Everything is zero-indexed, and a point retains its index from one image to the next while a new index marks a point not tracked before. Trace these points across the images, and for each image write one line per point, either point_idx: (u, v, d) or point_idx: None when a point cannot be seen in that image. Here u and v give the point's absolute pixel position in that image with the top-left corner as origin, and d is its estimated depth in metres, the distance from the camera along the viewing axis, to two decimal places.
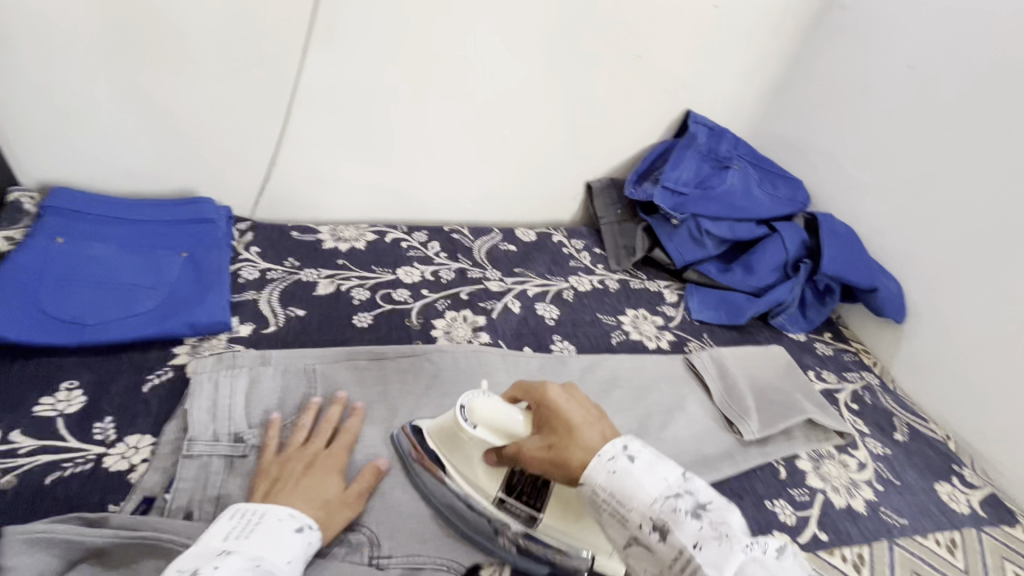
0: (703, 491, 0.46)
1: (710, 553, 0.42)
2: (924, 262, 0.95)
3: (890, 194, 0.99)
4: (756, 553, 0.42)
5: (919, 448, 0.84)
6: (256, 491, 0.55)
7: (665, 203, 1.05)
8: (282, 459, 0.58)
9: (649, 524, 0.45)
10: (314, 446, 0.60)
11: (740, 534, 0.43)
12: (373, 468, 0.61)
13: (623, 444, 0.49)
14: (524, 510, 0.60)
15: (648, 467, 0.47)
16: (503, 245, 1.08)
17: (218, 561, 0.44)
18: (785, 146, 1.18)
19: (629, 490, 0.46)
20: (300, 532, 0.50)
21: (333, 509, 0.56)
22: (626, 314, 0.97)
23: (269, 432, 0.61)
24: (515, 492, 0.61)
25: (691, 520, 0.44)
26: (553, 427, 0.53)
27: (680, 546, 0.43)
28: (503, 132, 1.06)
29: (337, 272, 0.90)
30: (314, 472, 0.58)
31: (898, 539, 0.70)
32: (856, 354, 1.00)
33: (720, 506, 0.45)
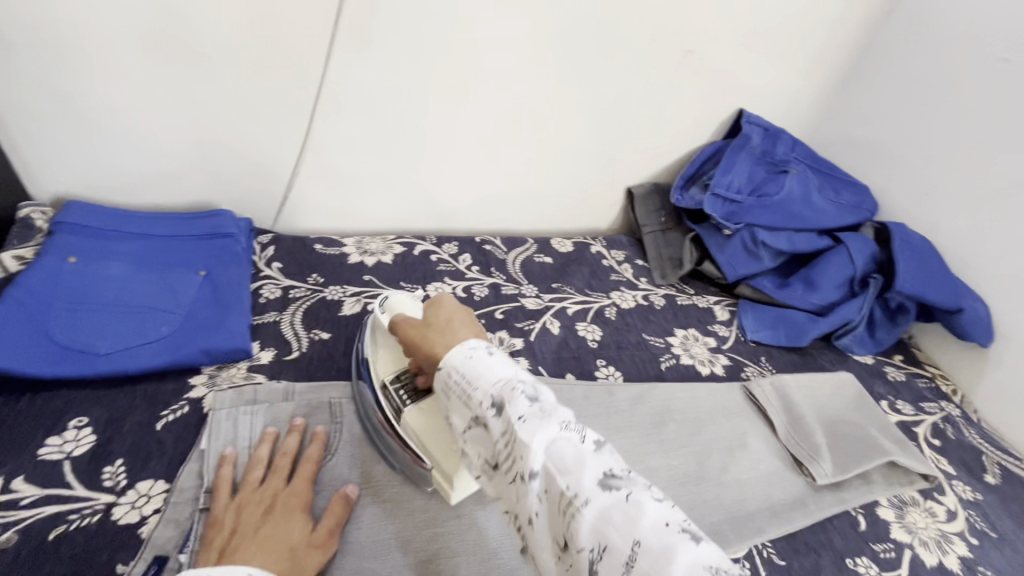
0: (546, 386, 0.45)
1: (531, 428, 0.40)
2: (1015, 279, 0.84)
3: (974, 202, 0.89)
4: (573, 435, 0.41)
5: (1014, 493, 0.74)
6: (209, 547, 0.47)
7: (716, 212, 0.96)
8: (236, 505, 0.51)
9: (488, 401, 0.44)
10: (274, 485, 0.53)
11: (564, 418, 0.42)
12: (340, 499, 0.54)
13: (487, 342, 0.49)
14: (396, 404, 0.58)
15: (502, 359, 0.46)
16: (539, 257, 1.00)
17: None
18: (847, 147, 1.08)
19: (476, 371, 0.45)
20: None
21: (302, 558, 0.49)
22: (674, 334, 0.89)
23: (222, 472, 0.54)
24: (399, 387, 0.59)
25: (526, 400, 0.42)
26: (435, 316, 0.55)
27: (508, 420, 0.42)
28: (539, 135, 0.98)
29: (363, 289, 0.84)
30: (275, 515, 0.51)
31: None
32: (932, 381, 0.91)
33: (556, 400, 0.44)
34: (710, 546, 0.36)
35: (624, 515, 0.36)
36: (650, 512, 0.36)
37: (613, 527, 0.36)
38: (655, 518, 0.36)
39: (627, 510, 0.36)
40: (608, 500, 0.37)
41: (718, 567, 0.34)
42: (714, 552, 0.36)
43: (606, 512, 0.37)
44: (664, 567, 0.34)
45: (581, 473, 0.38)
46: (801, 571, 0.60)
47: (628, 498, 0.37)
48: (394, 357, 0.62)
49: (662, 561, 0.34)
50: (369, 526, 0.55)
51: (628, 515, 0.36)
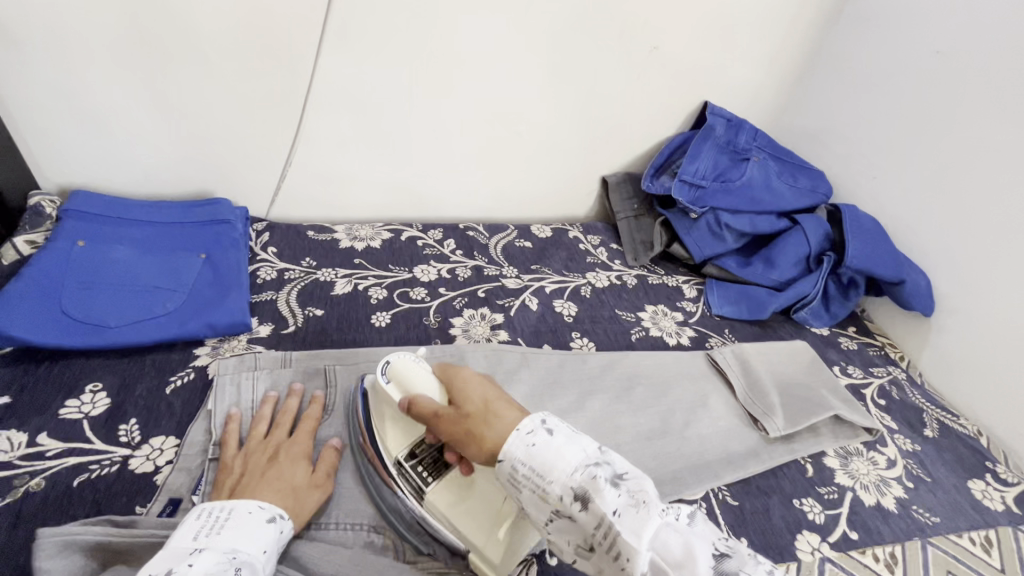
0: (621, 462, 0.46)
1: (631, 523, 0.42)
2: (953, 253, 0.92)
3: (917, 184, 0.97)
4: (671, 521, 0.43)
5: (950, 444, 0.81)
6: (221, 487, 0.53)
7: (683, 196, 1.03)
8: (244, 453, 0.57)
9: (569, 496, 0.44)
10: (276, 437, 0.59)
11: (656, 501, 0.43)
12: (332, 449, 0.60)
13: (538, 420, 0.49)
14: (416, 482, 0.56)
15: (568, 441, 0.46)
16: (519, 241, 1.07)
17: (190, 560, 0.42)
18: (806, 136, 1.16)
19: (547, 464, 0.45)
20: (274, 521, 0.49)
21: (304, 495, 0.55)
22: (645, 310, 0.96)
23: (229, 427, 0.59)
24: (415, 464, 0.57)
25: (612, 489, 0.43)
26: (469, 398, 0.53)
27: (601, 516, 0.42)
28: (517, 128, 1.04)
29: (354, 271, 0.90)
30: (279, 461, 0.57)
31: (931, 538, 0.68)
32: (881, 348, 0.98)
33: (636, 476, 0.45)
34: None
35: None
36: None
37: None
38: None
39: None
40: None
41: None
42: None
43: None
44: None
45: (694, 563, 0.40)
46: (752, 510, 0.67)
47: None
48: (403, 431, 0.59)
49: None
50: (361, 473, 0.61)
51: None
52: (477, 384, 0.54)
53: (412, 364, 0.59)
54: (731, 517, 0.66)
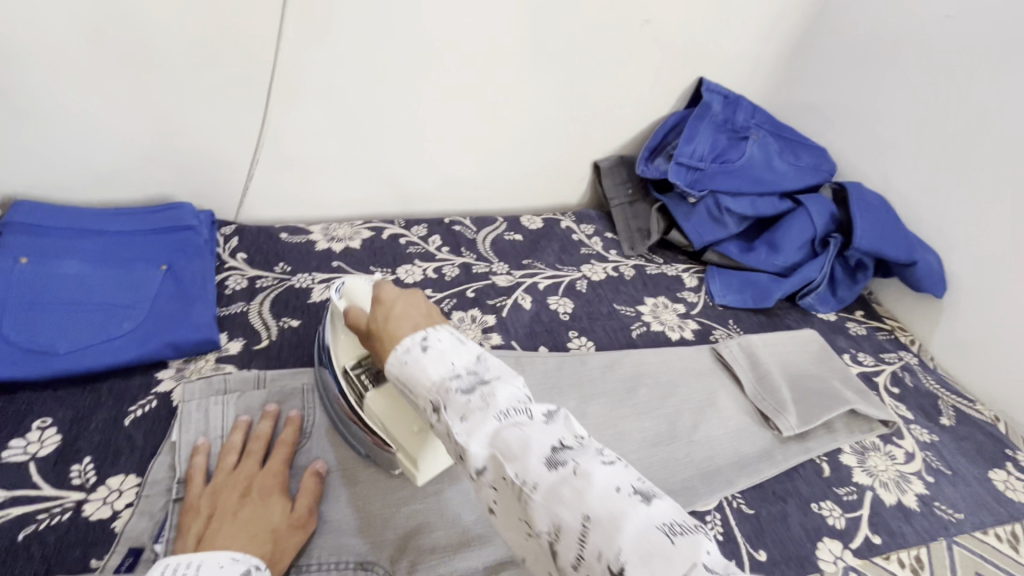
0: (490, 369, 0.44)
1: (472, 425, 0.40)
2: (963, 230, 0.88)
3: (925, 158, 0.92)
4: (519, 420, 0.40)
5: (968, 432, 0.78)
6: (187, 533, 0.48)
7: (680, 180, 0.97)
8: (212, 491, 0.51)
9: (429, 405, 0.43)
10: (248, 468, 0.54)
11: (505, 405, 0.40)
12: (311, 476, 0.55)
13: (423, 334, 0.46)
14: (358, 390, 0.57)
15: (437, 354, 0.44)
16: (509, 234, 1.01)
17: None
18: (805, 112, 1.10)
19: (413, 376, 0.44)
20: (249, 574, 0.44)
21: (282, 538, 0.49)
22: (645, 303, 0.91)
23: (195, 461, 0.54)
24: (361, 373, 0.58)
25: (461, 395, 0.41)
26: (376, 313, 0.51)
27: (448, 423, 0.41)
28: (502, 113, 0.98)
29: (332, 276, 0.84)
30: (253, 498, 0.51)
31: (957, 538, 0.64)
32: (890, 332, 0.94)
33: (499, 382, 0.42)
34: (664, 502, 0.35)
35: (572, 490, 0.35)
36: (598, 478, 0.36)
37: (563, 504, 0.35)
38: (603, 484, 0.35)
39: (575, 484, 0.35)
40: (556, 478, 0.36)
41: (675, 525, 0.34)
42: (670, 508, 0.35)
43: (553, 491, 0.36)
44: (614, 539, 0.33)
45: (526, 457, 0.37)
46: (769, 519, 0.63)
47: (575, 470, 0.36)
48: (353, 343, 0.60)
49: (612, 531, 0.33)
50: (348, 501, 0.56)
51: (576, 487, 0.35)
52: (388, 300, 0.52)
53: (363, 282, 0.59)
54: (748, 529, 0.61)
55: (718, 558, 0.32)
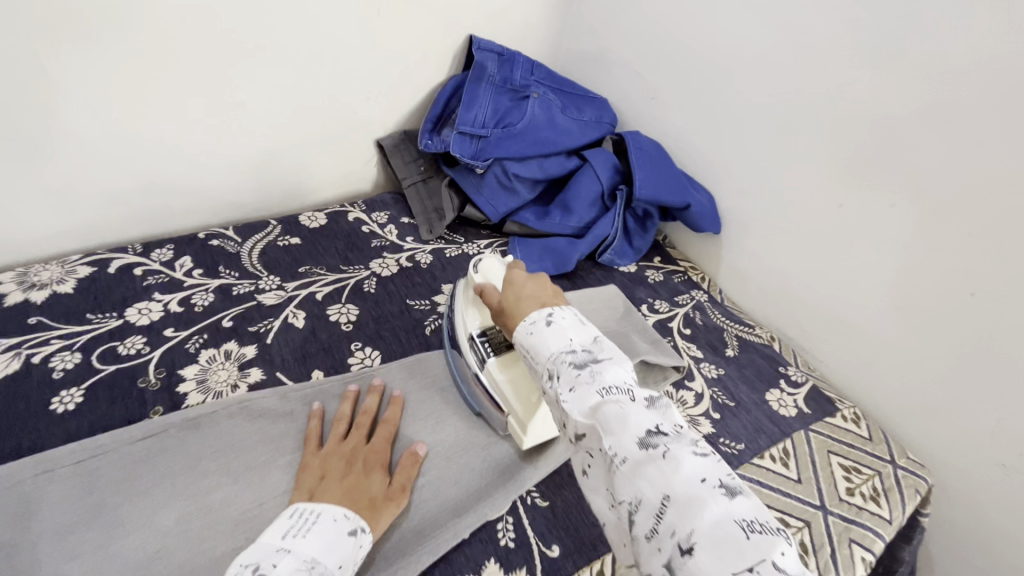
0: (610, 352, 0.47)
1: (578, 396, 0.43)
2: (725, 168, 0.92)
3: (689, 102, 0.94)
4: (620, 397, 0.42)
5: (748, 359, 0.83)
6: (301, 487, 0.54)
7: (463, 152, 0.91)
8: (323, 454, 0.57)
9: (545, 373, 0.48)
10: (353, 440, 0.59)
11: (612, 384, 0.43)
12: (409, 456, 0.58)
13: (548, 311, 0.52)
14: (481, 354, 0.63)
15: (558, 329, 0.50)
16: (283, 239, 0.87)
17: (275, 560, 0.45)
18: (587, 63, 1.09)
19: (535, 345, 0.50)
20: (354, 535, 0.49)
21: (380, 506, 0.53)
22: (442, 292, 0.84)
23: (312, 424, 0.60)
24: (485, 340, 0.64)
25: (573, 368, 0.45)
26: (509, 292, 0.59)
27: (557, 391, 0.45)
28: (242, 100, 0.82)
29: (27, 338, 0.65)
30: (358, 466, 0.56)
31: (738, 470, 0.67)
32: (684, 273, 0.98)
33: (612, 363, 0.45)
34: (749, 501, 0.34)
35: (657, 470, 0.36)
36: (687, 466, 0.36)
37: (645, 480, 0.36)
38: (689, 473, 0.36)
39: (663, 468, 0.36)
40: (644, 459, 0.37)
41: (756, 525, 0.33)
42: (753, 506, 0.34)
43: (639, 465, 0.37)
44: (690, 520, 0.33)
45: (620, 429, 0.39)
46: (564, 507, 0.60)
47: (664, 453, 0.37)
48: (484, 315, 0.67)
49: (690, 514, 0.34)
50: None
51: (662, 469, 0.36)
52: (520, 282, 0.59)
53: (497, 265, 0.67)
54: (541, 526, 0.58)
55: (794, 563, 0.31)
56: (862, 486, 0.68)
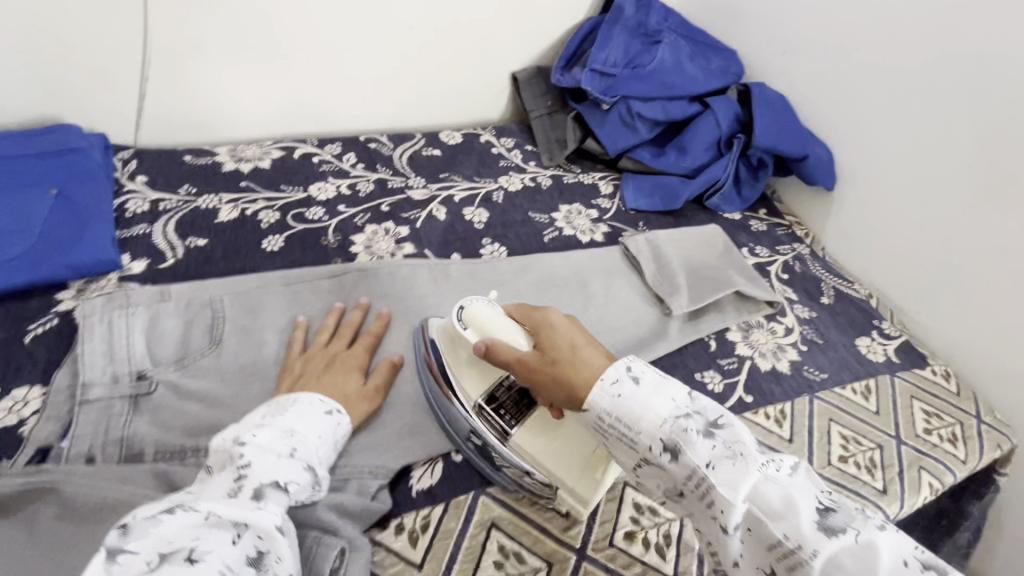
0: (712, 410, 0.46)
1: (726, 475, 0.41)
2: (849, 124, 0.93)
3: (820, 55, 0.95)
4: (771, 472, 0.42)
5: (843, 308, 0.87)
6: (281, 386, 0.58)
7: (593, 87, 0.98)
8: (305, 357, 0.61)
9: (660, 446, 0.44)
10: (336, 347, 0.63)
11: (757, 456, 0.42)
12: (387, 363, 0.62)
13: (625, 364, 0.48)
14: (498, 426, 0.56)
15: (654, 390, 0.46)
16: (427, 150, 1.00)
17: (257, 431, 0.47)
18: (719, 13, 1.11)
19: (635, 414, 0.45)
20: (331, 414, 0.53)
21: (353, 402, 0.57)
22: (559, 210, 0.94)
23: (296, 334, 0.63)
24: (497, 407, 0.57)
25: (703, 438, 0.43)
26: (556, 343, 0.52)
27: (695, 470, 0.42)
28: (410, 23, 0.94)
29: (241, 196, 0.82)
30: (335, 368, 0.59)
31: (818, 393, 0.73)
32: (789, 227, 1.01)
33: (730, 425, 0.44)
34: None
35: (857, 560, 0.37)
36: (885, 547, 0.37)
37: (846, 573, 0.37)
38: (891, 558, 0.37)
39: (860, 556, 0.37)
40: (836, 546, 0.38)
41: None
42: None
43: (836, 556, 0.37)
44: None
45: (796, 514, 0.39)
46: None
47: (857, 539, 0.38)
48: (480, 373, 0.59)
49: None
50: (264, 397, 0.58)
51: (859, 555, 0.37)
52: (563, 329, 0.53)
53: (490, 308, 0.59)
54: None
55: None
56: (941, 429, 0.72)
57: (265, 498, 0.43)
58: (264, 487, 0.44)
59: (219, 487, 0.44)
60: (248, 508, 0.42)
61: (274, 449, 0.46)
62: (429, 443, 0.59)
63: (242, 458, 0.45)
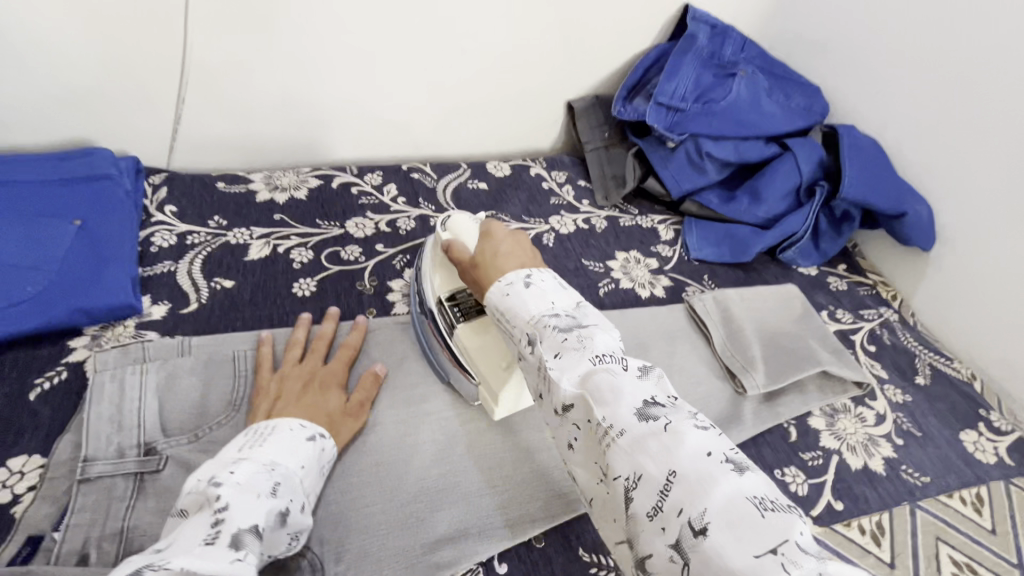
0: (589, 318, 0.45)
1: (567, 364, 0.41)
2: (955, 179, 0.81)
3: (923, 98, 0.84)
4: (612, 365, 0.40)
5: (942, 392, 0.75)
6: (257, 409, 0.53)
7: (659, 123, 0.89)
8: (279, 377, 0.56)
9: (525, 338, 0.45)
10: (313, 364, 0.59)
11: (601, 351, 0.41)
12: (370, 374, 0.59)
13: (526, 274, 0.49)
14: (449, 320, 0.59)
15: (539, 293, 0.47)
16: (473, 183, 0.93)
17: (232, 468, 0.43)
18: (800, 44, 1.00)
19: (515, 309, 0.46)
20: (314, 440, 0.50)
21: (337, 421, 0.54)
22: (615, 258, 0.85)
23: (263, 351, 0.58)
24: (455, 306, 0.59)
25: (560, 333, 0.43)
26: (485, 246, 0.54)
27: (542, 358, 0.43)
28: (463, 46, 0.87)
29: (274, 230, 0.76)
30: (314, 387, 0.56)
31: (921, 502, 0.62)
32: (873, 288, 0.90)
33: (596, 329, 0.44)
34: (757, 476, 0.34)
35: (660, 443, 0.35)
36: (690, 439, 0.35)
37: (647, 454, 0.35)
38: (693, 447, 0.35)
39: (665, 442, 0.35)
40: (645, 430, 0.36)
41: (766, 499, 0.32)
42: (762, 482, 0.34)
43: (641, 439, 0.36)
44: (698, 495, 0.32)
45: (618, 402, 0.38)
46: None
47: (666, 427, 0.36)
48: (450, 277, 0.62)
49: (698, 489, 0.33)
50: None
51: (664, 443, 0.35)
52: (499, 237, 0.55)
53: (467, 222, 0.60)
54: None
55: (809, 541, 0.31)
56: None
57: (244, 547, 0.38)
58: (244, 533, 0.39)
59: (191, 538, 0.37)
60: (226, 560, 0.36)
61: (254, 487, 0.42)
62: (467, 546, 0.50)
63: (219, 500, 0.40)
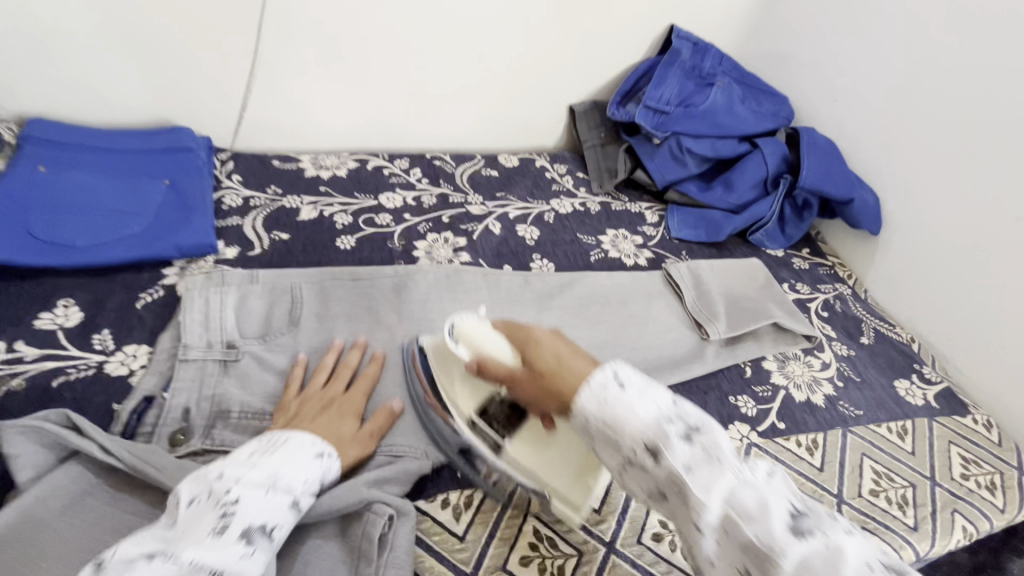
0: (694, 417, 0.45)
1: (702, 479, 0.41)
2: (897, 172, 0.95)
3: (871, 105, 0.99)
4: (746, 476, 0.41)
5: (883, 349, 0.88)
6: (276, 423, 0.58)
7: (647, 122, 1.04)
8: (302, 398, 0.61)
9: (642, 446, 0.44)
10: (335, 389, 0.63)
11: (734, 460, 0.42)
12: (386, 411, 0.63)
13: (613, 372, 0.48)
14: (491, 438, 0.61)
15: (639, 392, 0.46)
16: (485, 170, 1.08)
17: (242, 472, 0.48)
18: (773, 61, 1.16)
19: (619, 417, 0.45)
20: (321, 457, 0.54)
21: (346, 444, 0.58)
22: (606, 233, 0.99)
23: (295, 371, 0.64)
24: (488, 420, 0.62)
25: (681, 442, 0.43)
26: (541, 355, 0.53)
27: (671, 469, 0.42)
28: (481, 55, 1.04)
29: (320, 198, 0.91)
30: (331, 412, 0.60)
31: (852, 428, 0.74)
32: (831, 267, 1.03)
33: (710, 430, 0.44)
34: None
35: (825, 562, 0.36)
36: (850, 552, 0.36)
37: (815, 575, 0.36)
38: (857, 560, 0.36)
39: (829, 558, 0.36)
40: (805, 549, 0.37)
41: None
42: None
43: (803, 558, 0.36)
44: None
45: (768, 518, 0.38)
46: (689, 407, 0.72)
47: (825, 543, 0.37)
48: (472, 391, 0.63)
49: None
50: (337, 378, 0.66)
51: (827, 557, 0.36)
52: (548, 342, 0.54)
53: (478, 326, 0.62)
54: None
55: None
56: (979, 476, 0.72)
57: (253, 542, 0.44)
58: (251, 531, 0.44)
59: (202, 527, 0.43)
60: (234, 555, 0.42)
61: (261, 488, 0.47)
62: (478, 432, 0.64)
63: (229, 496, 0.45)
